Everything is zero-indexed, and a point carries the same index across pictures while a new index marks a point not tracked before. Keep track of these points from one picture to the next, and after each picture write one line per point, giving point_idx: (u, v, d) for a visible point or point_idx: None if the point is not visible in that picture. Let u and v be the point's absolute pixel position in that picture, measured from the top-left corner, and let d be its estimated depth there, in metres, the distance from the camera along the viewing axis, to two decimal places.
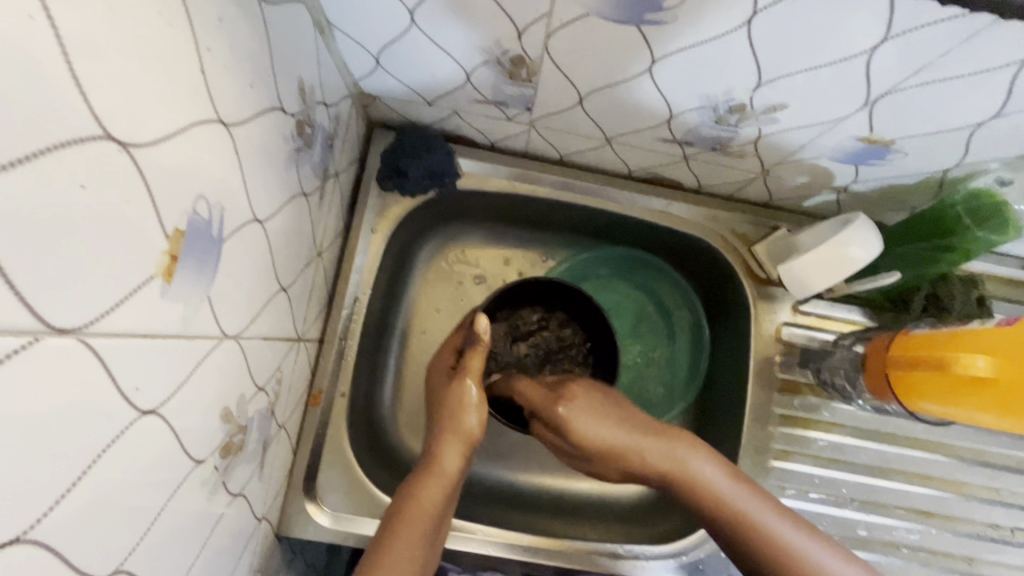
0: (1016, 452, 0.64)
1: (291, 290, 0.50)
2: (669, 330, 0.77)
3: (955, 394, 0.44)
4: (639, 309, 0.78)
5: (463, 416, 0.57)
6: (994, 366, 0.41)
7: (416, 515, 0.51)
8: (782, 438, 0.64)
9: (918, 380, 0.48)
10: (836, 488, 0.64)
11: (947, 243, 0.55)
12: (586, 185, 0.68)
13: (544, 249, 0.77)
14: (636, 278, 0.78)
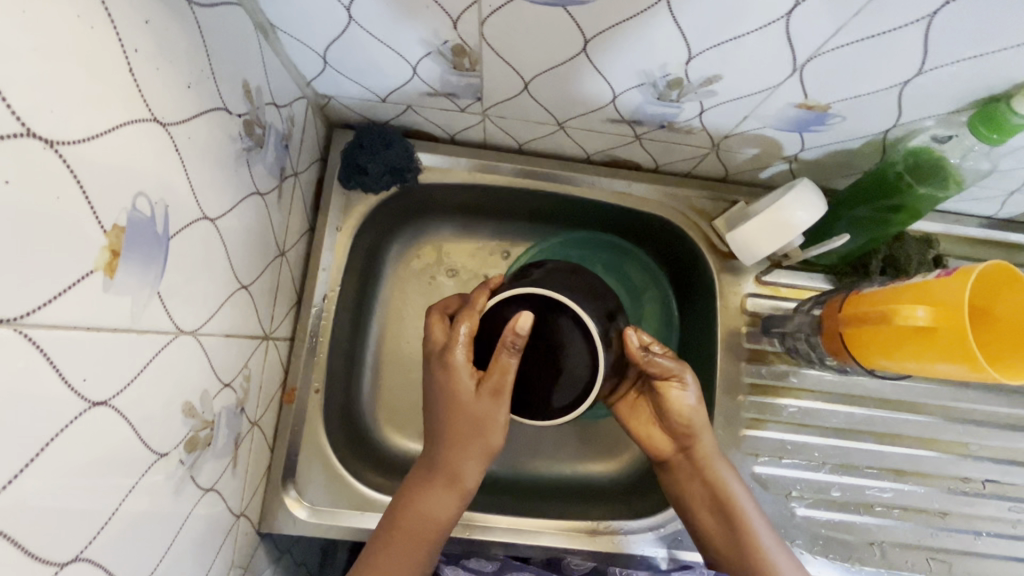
0: (981, 406, 0.65)
1: (253, 288, 0.51)
2: (639, 308, 0.78)
3: (902, 349, 0.46)
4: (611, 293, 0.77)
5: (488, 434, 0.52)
6: (933, 315, 0.43)
7: (408, 532, 0.54)
8: (753, 406, 0.65)
9: (868, 335, 0.49)
10: (808, 453, 0.65)
11: (895, 203, 0.56)
12: (546, 171, 0.69)
13: (512, 238, 0.78)
14: (605, 261, 0.77)
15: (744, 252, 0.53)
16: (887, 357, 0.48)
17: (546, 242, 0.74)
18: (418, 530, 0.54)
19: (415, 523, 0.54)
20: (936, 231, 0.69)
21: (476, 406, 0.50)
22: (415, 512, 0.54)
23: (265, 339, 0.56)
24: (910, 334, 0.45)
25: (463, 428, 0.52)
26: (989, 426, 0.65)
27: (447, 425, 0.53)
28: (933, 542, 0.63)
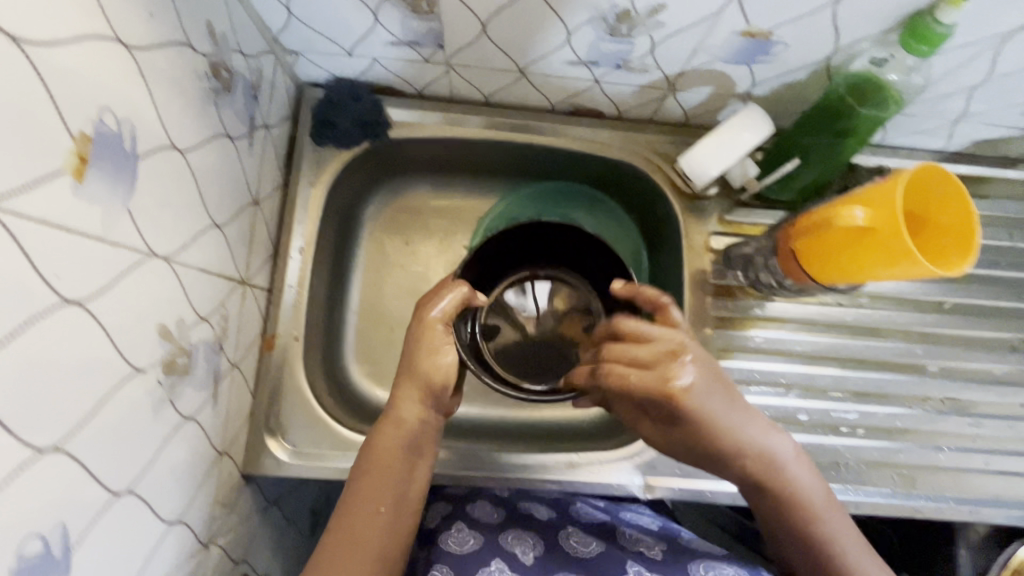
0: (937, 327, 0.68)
1: (226, 229, 0.53)
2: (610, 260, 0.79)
3: (863, 258, 0.48)
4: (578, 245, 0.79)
5: (431, 361, 0.56)
6: (873, 217, 0.46)
7: (377, 465, 0.55)
8: (720, 338, 0.68)
9: (817, 246, 0.51)
10: (775, 380, 0.67)
11: (839, 130, 0.59)
12: (513, 123, 0.71)
13: (485, 194, 0.80)
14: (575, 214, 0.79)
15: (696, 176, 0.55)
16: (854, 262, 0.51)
17: (517, 192, 0.77)
18: (381, 480, 0.54)
19: (381, 470, 0.55)
20: (889, 166, 0.72)
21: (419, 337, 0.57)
22: (383, 466, 0.55)
23: (242, 283, 0.58)
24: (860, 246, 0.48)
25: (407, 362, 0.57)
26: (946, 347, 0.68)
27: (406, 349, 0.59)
28: (899, 458, 0.65)
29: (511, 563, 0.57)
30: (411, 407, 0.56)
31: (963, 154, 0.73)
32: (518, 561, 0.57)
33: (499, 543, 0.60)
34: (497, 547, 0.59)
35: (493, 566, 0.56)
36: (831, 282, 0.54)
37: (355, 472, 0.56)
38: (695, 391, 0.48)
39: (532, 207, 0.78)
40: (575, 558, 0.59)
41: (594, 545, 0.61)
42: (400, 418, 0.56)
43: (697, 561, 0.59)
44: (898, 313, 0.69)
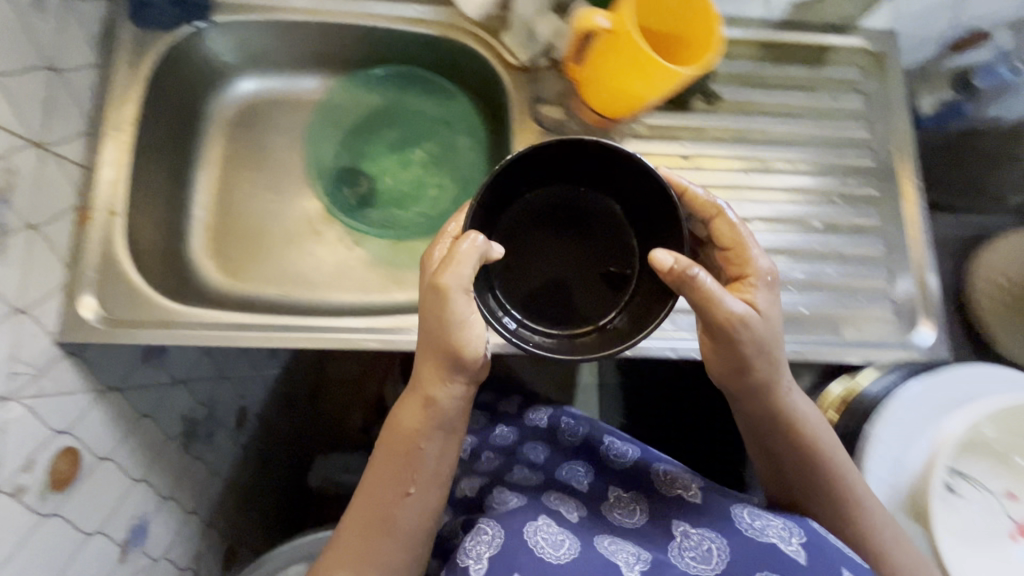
0: (751, 184, 0.71)
1: (5, 80, 0.52)
2: (444, 150, 0.81)
3: (637, 57, 0.51)
4: (409, 134, 0.81)
5: (447, 339, 0.49)
6: (612, 20, 0.51)
7: (391, 445, 0.52)
8: None
9: (590, 69, 0.56)
10: None
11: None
12: (338, 3, 0.72)
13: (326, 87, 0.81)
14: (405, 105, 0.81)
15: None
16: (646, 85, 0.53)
17: (348, 81, 0.80)
18: (409, 463, 0.51)
19: (403, 448, 0.52)
20: None
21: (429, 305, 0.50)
22: (410, 446, 0.52)
23: (38, 146, 0.57)
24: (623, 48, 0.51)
25: (429, 333, 0.50)
26: (761, 201, 0.71)
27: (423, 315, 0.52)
28: None
29: (555, 516, 0.54)
30: (431, 379, 0.51)
31: (783, 22, 0.75)
32: (564, 518, 0.54)
33: (542, 501, 0.57)
34: (541, 504, 0.56)
35: (541, 518, 0.53)
36: (619, 114, 0.59)
37: (377, 458, 0.53)
38: (754, 316, 0.48)
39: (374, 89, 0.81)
40: (614, 527, 0.54)
41: (640, 516, 0.55)
42: (421, 395, 0.51)
43: (741, 507, 0.53)
44: (717, 173, 0.72)
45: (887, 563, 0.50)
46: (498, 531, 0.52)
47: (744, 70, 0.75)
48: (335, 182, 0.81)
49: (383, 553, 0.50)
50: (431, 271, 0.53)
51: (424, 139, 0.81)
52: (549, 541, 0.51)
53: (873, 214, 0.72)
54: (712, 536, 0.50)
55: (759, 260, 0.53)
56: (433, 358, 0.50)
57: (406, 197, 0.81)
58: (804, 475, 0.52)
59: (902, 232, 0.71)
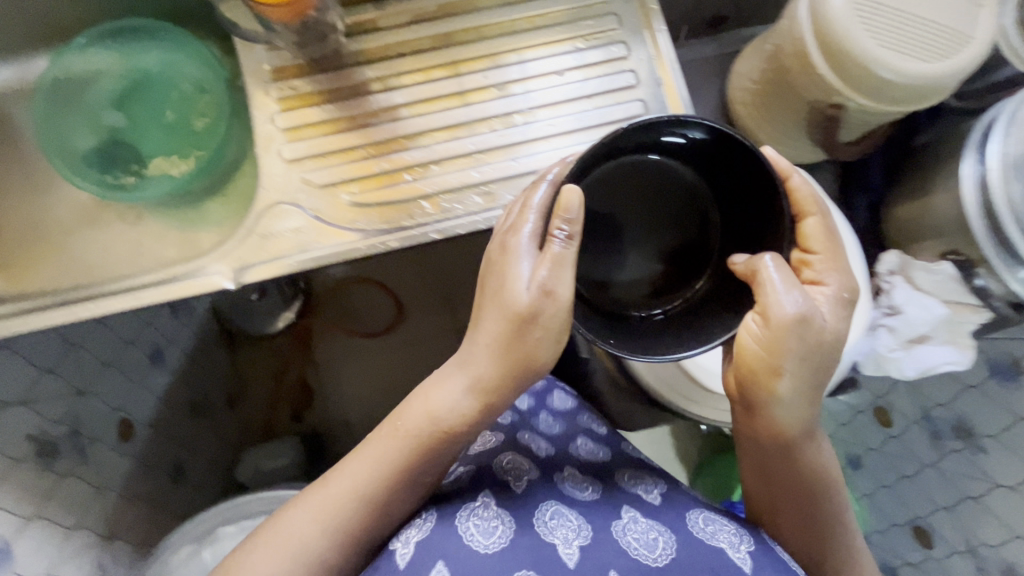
0: (492, 51, 0.71)
1: None
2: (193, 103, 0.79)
3: None
4: (153, 96, 0.79)
5: (527, 347, 0.51)
6: None
7: (419, 431, 0.53)
8: (285, 120, 0.69)
9: None
10: (349, 141, 0.68)
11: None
12: None
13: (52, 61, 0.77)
14: (139, 68, 0.78)
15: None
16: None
17: (66, 53, 0.75)
18: (431, 454, 0.53)
19: (421, 430, 0.53)
20: None
21: (525, 303, 0.50)
22: (445, 431, 0.53)
23: None
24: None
25: (524, 335, 0.51)
26: (505, 65, 0.71)
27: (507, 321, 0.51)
28: (476, 179, 0.68)
29: (497, 493, 0.55)
30: (500, 385, 0.52)
31: None
32: (505, 495, 0.55)
33: (490, 475, 0.57)
34: (488, 480, 0.57)
35: (481, 498, 0.55)
36: None
37: (395, 417, 0.55)
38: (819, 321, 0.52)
39: (93, 58, 0.77)
40: (568, 499, 0.56)
41: (591, 491, 0.58)
42: (467, 380, 0.53)
43: (697, 512, 0.58)
44: (458, 50, 0.71)
45: (808, 531, 0.58)
46: (434, 515, 0.54)
47: None
48: (88, 166, 0.77)
49: (353, 516, 0.53)
50: (502, 254, 0.52)
51: (170, 98, 0.79)
52: (481, 528, 0.52)
53: (620, 49, 0.71)
54: (663, 533, 0.54)
55: (832, 275, 0.55)
56: (489, 358, 0.52)
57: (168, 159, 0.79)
58: (774, 454, 0.56)
59: (649, 60, 0.71)
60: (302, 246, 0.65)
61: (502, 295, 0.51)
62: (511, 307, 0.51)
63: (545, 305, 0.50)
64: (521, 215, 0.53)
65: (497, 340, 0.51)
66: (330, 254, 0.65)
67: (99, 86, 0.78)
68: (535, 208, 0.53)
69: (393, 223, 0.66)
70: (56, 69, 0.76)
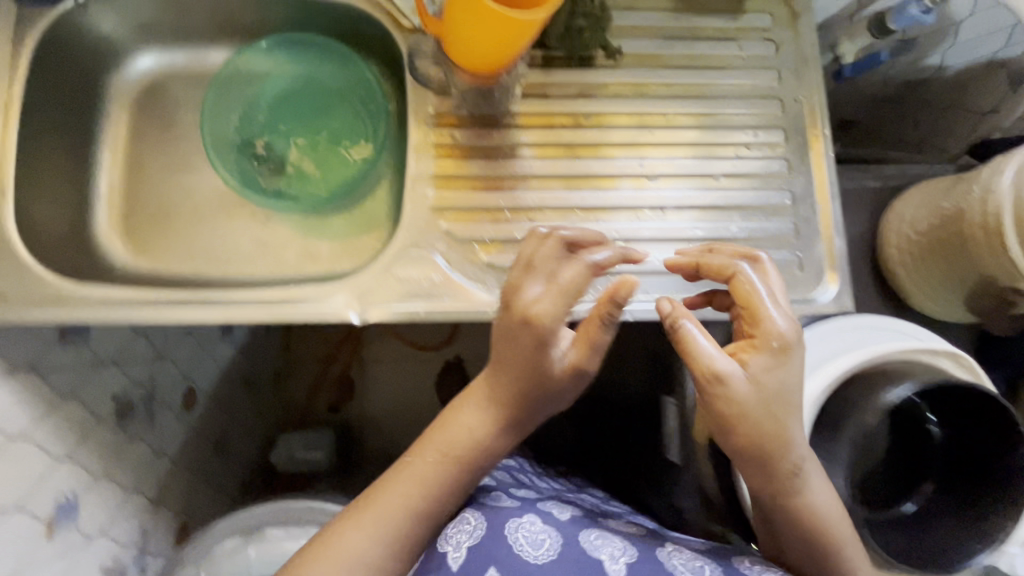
0: (653, 141, 0.70)
1: None
2: (350, 125, 0.81)
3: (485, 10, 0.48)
4: (311, 103, 0.81)
5: (545, 382, 0.55)
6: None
7: (445, 455, 0.56)
8: (439, 168, 0.69)
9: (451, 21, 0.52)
10: (495, 202, 0.68)
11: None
12: None
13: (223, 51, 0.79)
14: (309, 74, 0.80)
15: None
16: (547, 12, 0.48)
17: (255, 47, 0.77)
18: (473, 471, 0.56)
19: (457, 456, 0.56)
20: None
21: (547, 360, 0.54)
22: (477, 455, 0.56)
23: None
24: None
25: (534, 376, 0.55)
26: (664, 157, 0.70)
27: (516, 368, 0.54)
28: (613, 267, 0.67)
29: (543, 517, 0.55)
30: (520, 413, 0.56)
31: None
32: (556, 518, 0.56)
33: (537, 506, 0.58)
34: (533, 506, 0.58)
35: (528, 516, 0.55)
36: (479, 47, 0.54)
37: (427, 445, 0.56)
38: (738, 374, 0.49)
39: (268, 61, 0.79)
40: (601, 530, 0.56)
41: (630, 532, 0.57)
42: (491, 417, 0.56)
43: (742, 556, 0.55)
44: (619, 131, 0.70)
45: None
46: (482, 522, 0.54)
47: (648, 23, 0.72)
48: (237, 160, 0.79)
49: (409, 528, 0.54)
50: (528, 330, 0.53)
51: (328, 113, 0.81)
52: (529, 539, 0.52)
53: (781, 166, 0.70)
54: (708, 562, 0.53)
55: (771, 321, 0.51)
56: (508, 399, 0.56)
57: (309, 170, 0.80)
58: (812, 547, 0.53)
59: (810, 184, 0.69)
60: (427, 295, 0.66)
61: (520, 356, 0.54)
62: (531, 363, 0.54)
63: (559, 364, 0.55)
64: (548, 293, 0.53)
65: (515, 377, 0.55)
66: (457, 309, 0.65)
67: (269, 82, 0.80)
68: (573, 296, 0.54)
69: None
70: (241, 55, 0.78)
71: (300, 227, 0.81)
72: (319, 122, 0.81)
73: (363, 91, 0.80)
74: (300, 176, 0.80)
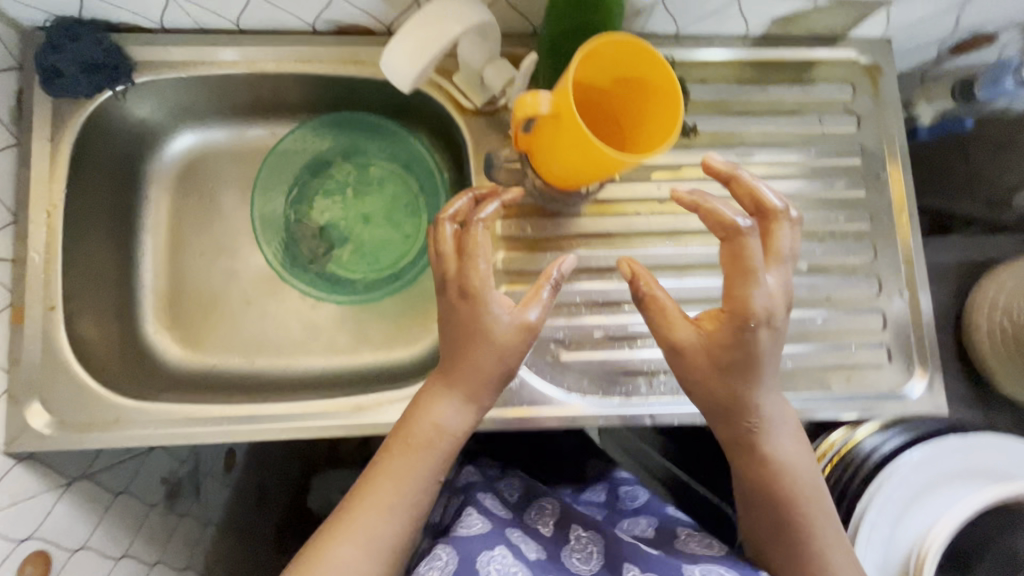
0: None
1: None
2: (407, 203, 0.77)
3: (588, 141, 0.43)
4: (365, 182, 0.77)
5: (496, 348, 0.53)
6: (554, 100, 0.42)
7: (412, 442, 0.54)
8: (509, 262, 0.65)
9: (544, 140, 0.47)
10: (570, 298, 0.65)
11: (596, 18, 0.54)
12: (269, 57, 0.65)
13: (266, 126, 0.75)
14: (362, 151, 0.76)
15: (401, 81, 0.50)
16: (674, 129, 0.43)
17: (306, 125, 0.74)
18: (446, 459, 0.55)
19: (424, 440, 0.54)
20: (683, 59, 0.68)
21: (501, 330, 0.53)
22: (445, 444, 0.54)
23: None
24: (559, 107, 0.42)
25: (482, 342, 0.53)
26: None
27: (464, 336, 0.54)
28: None
29: (515, 552, 0.54)
30: (483, 389, 0.55)
31: (769, 38, 0.68)
32: (523, 553, 0.54)
33: (507, 535, 0.56)
34: (502, 533, 0.56)
35: (499, 548, 0.53)
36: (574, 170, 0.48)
37: (394, 442, 0.55)
38: (693, 341, 0.52)
39: (326, 140, 0.75)
40: (568, 574, 0.54)
41: (595, 562, 0.55)
42: (458, 396, 0.55)
43: (693, 564, 0.53)
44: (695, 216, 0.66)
45: None
46: (453, 560, 0.52)
47: (724, 95, 0.68)
48: (287, 243, 0.75)
49: (394, 533, 0.52)
50: (463, 300, 0.53)
51: (382, 191, 0.77)
52: (501, 572, 0.51)
53: (867, 251, 0.67)
54: None
55: (756, 290, 0.49)
56: (469, 375, 0.54)
57: (363, 252, 0.76)
58: (776, 515, 0.52)
59: (896, 269, 0.66)
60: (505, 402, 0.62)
61: (467, 325, 0.53)
62: (482, 336, 0.53)
63: (508, 328, 0.53)
64: (470, 261, 0.53)
65: (462, 345, 0.54)
66: (537, 416, 0.62)
67: (319, 161, 0.76)
68: (486, 254, 0.53)
69: (602, 395, 0.63)
70: (291, 134, 0.74)
71: (352, 310, 0.77)
72: (373, 201, 0.77)
73: (420, 171, 0.76)
74: (354, 259, 0.76)
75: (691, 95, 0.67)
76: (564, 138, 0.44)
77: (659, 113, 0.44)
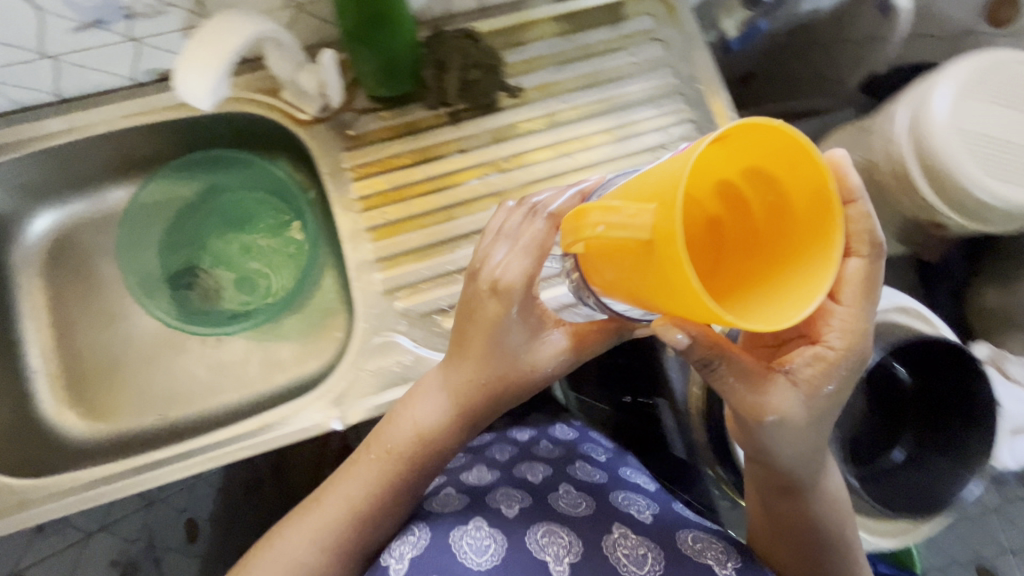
0: (580, 165, 0.71)
1: None
2: (279, 225, 0.80)
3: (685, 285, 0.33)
4: (232, 214, 0.79)
5: (516, 362, 0.54)
6: (654, 218, 0.33)
7: (399, 454, 0.55)
8: (377, 252, 0.68)
9: (625, 259, 0.38)
10: (444, 270, 0.68)
11: (379, 7, 0.60)
12: (99, 118, 0.67)
13: (123, 186, 0.76)
14: (221, 187, 0.78)
15: (195, 102, 0.51)
16: (836, 216, 0.34)
17: (157, 174, 0.76)
18: (420, 472, 0.56)
19: (406, 449, 0.55)
20: (495, 28, 0.73)
21: (524, 355, 0.55)
22: (429, 450, 0.56)
23: None
24: (654, 231, 0.34)
25: (496, 355, 0.54)
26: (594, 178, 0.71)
27: (488, 354, 0.53)
28: None
29: (491, 516, 0.54)
30: (477, 407, 0.55)
31: None
32: (500, 516, 0.54)
33: (485, 503, 0.56)
34: (479, 506, 0.56)
35: (473, 522, 0.54)
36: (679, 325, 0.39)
37: (380, 449, 0.56)
38: (791, 401, 0.43)
39: (185, 183, 0.77)
40: (557, 515, 0.54)
41: (583, 508, 0.55)
42: (451, 408, 0.56)
43: (687, 530, 0.55)
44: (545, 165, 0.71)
45: None
46: (426, 536, 0.54)
47: (540, 51, 0.73)
48: (169, 294, 0.76)
49: (352, 536, 0.54)
50: (493, 297, 0.50)
51: (251, 219, 0.79)
52: (473, 547, 0.51)
53: None
54: (651, 547, 0.52)
55: (857, 323, 0.43)
56: (474, 388, 0.55)
57: (246, 279, 0.78)
58: (797, 533, 0.50)
59: None
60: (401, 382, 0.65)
61: (492, 331, 0.52)
62: (490, 346, 0.53)
63: (535, 339, 0.55)
64: (510, 258, 0.50)
65: (483, 360, 0.54)
66: None
67: (180, 206, 0.78)
68: (538, 251, 0.50)
69: None
70: (144, 186, 0.76)
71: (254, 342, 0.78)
72: (245, 231, 0.79)
73: (281, 190, 0.79)
74: (239, 289, 0.77)
75: (508, 58, 0.72)
76: (656, 270, 0.34)
77: (803, 233, 0.36)
